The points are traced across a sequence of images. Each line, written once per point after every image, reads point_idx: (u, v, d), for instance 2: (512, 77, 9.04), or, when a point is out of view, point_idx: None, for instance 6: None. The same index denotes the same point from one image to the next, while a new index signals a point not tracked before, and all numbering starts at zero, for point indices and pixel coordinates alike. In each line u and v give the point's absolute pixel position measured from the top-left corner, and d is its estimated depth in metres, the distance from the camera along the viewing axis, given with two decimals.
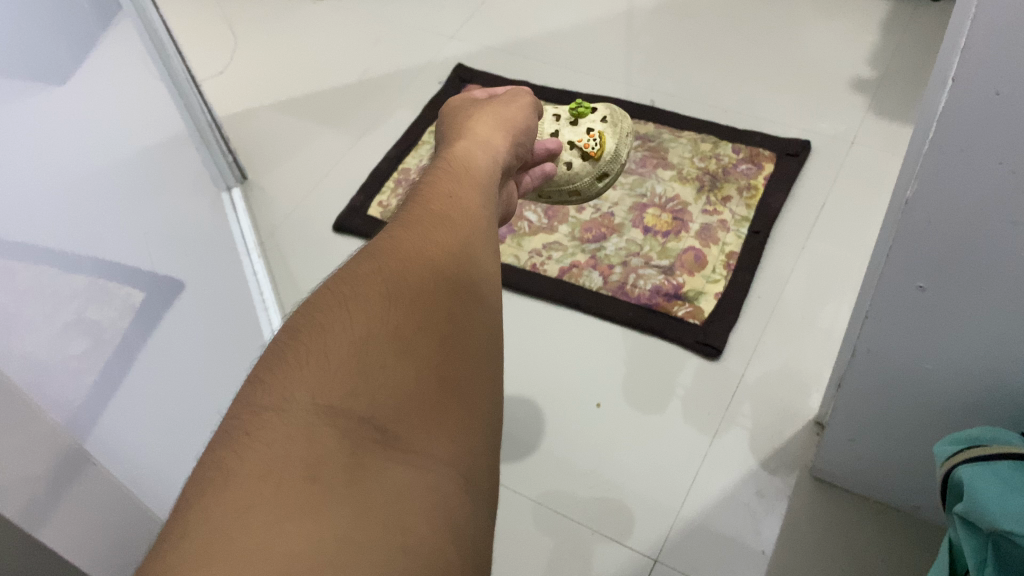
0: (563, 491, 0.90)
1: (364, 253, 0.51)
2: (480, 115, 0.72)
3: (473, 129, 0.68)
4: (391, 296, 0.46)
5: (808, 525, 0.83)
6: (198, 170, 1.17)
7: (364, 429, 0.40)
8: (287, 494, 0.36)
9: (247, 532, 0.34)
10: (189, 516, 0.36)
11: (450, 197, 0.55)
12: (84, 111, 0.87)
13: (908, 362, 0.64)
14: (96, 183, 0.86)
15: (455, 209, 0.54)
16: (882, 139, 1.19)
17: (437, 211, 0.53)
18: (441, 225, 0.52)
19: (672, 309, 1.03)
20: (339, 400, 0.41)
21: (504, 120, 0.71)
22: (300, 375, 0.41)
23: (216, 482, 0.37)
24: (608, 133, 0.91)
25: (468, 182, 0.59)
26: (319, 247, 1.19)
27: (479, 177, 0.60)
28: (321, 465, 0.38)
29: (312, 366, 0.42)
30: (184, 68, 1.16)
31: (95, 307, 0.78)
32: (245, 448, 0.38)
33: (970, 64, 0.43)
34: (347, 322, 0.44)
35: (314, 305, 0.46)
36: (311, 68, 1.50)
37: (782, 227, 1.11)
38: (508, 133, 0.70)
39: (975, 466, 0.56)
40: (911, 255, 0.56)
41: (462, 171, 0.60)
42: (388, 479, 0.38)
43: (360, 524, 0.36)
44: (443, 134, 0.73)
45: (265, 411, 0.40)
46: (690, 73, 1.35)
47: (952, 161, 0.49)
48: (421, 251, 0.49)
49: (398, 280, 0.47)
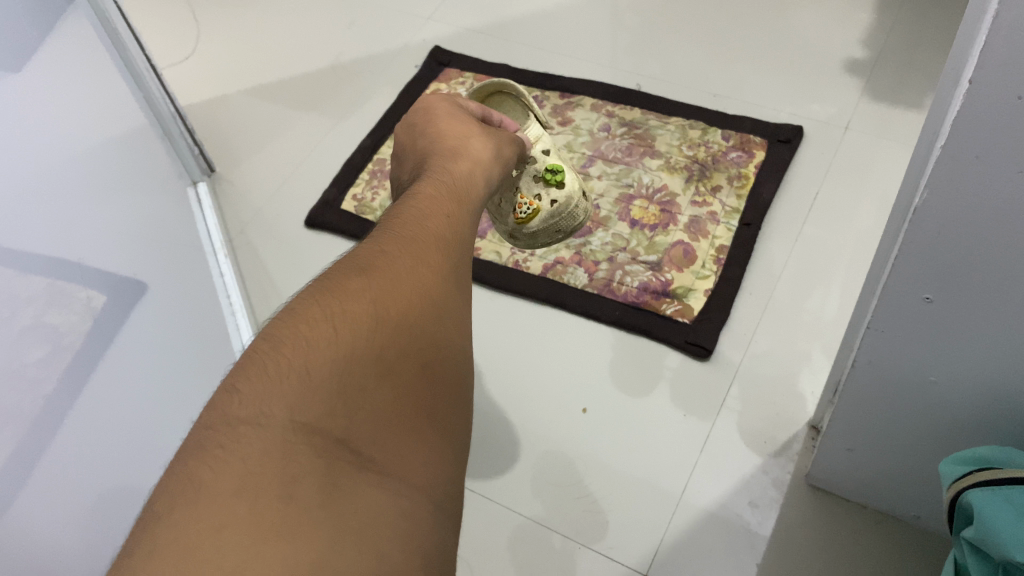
0: (549, 503, 0.87)
1: (344, 262, 0.48)
2: (469, 126, 0.69)
3: (470, 146, 0.66)
4: (379, 315, 0.43)
5: (804, 535, 0.80)
6: (162, 164, 1.12)
7: (341, 451, 0.38)
8: (263, 516, 0.34)
9: (224, 552, 0.32)
10: (155, 536, 0.33)
11: (447, 219, 0.54)
12: (39, 102, 0.82)
13: (912, 375, 0.61)
14: (55, 178, 0.81)
15: (446, 230, 0.53)
16: (875, 123, 1.15)
17: (428, 228, 0.52)
18: (432, 245, 0.50)
19: (661, 307, 0.99)
20: (318, 418, 0.38)
21: (492, 137, 0.70)
22: (278, 385, 0.38)
23: (186, 495, 0.34)
24: (548, 209, 0.84)
25: (461, 206, 0.58)
26: (291, 244, 1.15)
27: (471, 204, 0.60)
28: (295, 483, 0.36)
29: (293, 378, 0.39)
30: (143, 55, 1.09)
31: (55, 311, 0.72)
32: (216, 461, 0.35)
33: (990, 65, 0.39)
34: (333, 336, 0.41)
35: (294, 309, 0.42)
36: (282, 53, 1.44)
37: (774, 218, 1.07)
38: (496, 155, 0.68)
39: (985, 491, 0.52)
40: (918, 268, 0.52)
41: (460, 193, 0.59)
42: (363, 503, 0.37)
43: (337, 547, 0.35)
44: (418, 141, 0.68)
45: (238, 422, 0.37)
46: (677, 55, 1.31)
47: (966, 167, 0.44)
48: (412, 271, 0.47)
49: (388, 300, 0.44)
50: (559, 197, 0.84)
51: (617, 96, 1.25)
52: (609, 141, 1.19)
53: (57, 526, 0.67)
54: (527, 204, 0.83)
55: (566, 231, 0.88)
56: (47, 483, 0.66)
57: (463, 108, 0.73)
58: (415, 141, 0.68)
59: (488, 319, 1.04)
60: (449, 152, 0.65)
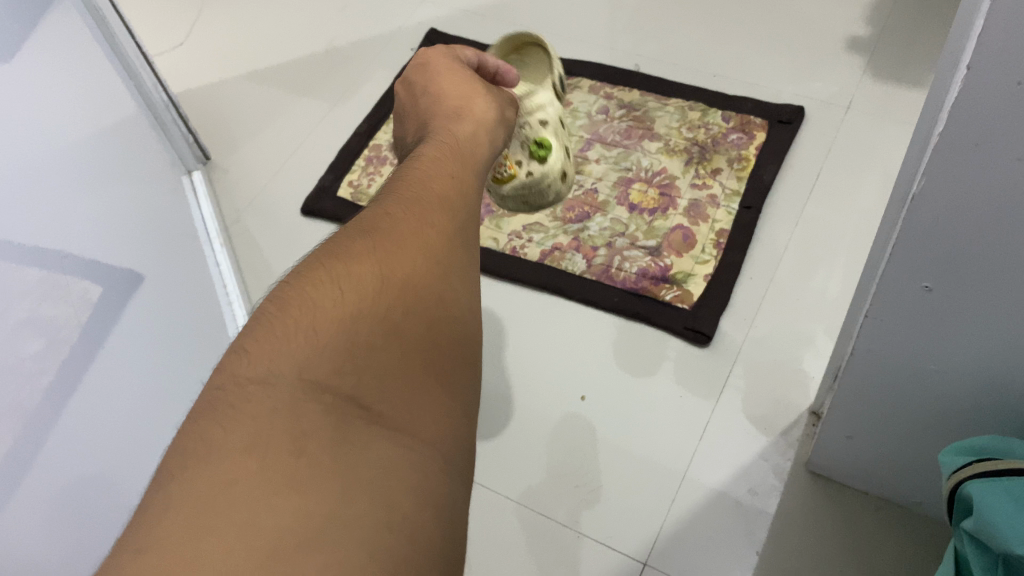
0: (546, 491, 0.86)
1: (350, 225, 0.46)
2: (475, 80, 0.65)
3: (473, 106, 0.63)
4: (386, 275, 0.42)
5: (804, 521, 0.80)
6: (155, 153, 1.11)
7: (350, 408, 0.38)
8: (272, 469, 0.34)
9: (232, 504, 0.32)
10: (166, 492, 0.33)
11: (451, 179, 0.52)
12: (30, 94, 0.81)
13: (912, 361, 0.60)
14: (50, 170, 0.80)
15: (452, 189, 0.51)
16: (878, 102, 1.13)
17: (434, 185, 0.50)
18: (436, 202, 0.49)
19: (660, 293, 0.98)
20: (325, 376, 0.38)
21: (498, 92, 0.66)
22: (285, 347, 0.38)
23: (198, 453, 0.34)
24: (520, 179, 0.82)
25: (466, 167, 0.55)
26: (288, 233, 1.14)
27: (475, 167, 0.57)
28: (305, 438, 0.35)
29: (300, 340, 0.38)
30: (134, 46, 1.08)
31: (52, 303, 0.71)
32: (228, 420, 0.35)
33: (988, 51, 0.37)
34: (338, 296, 0.40)
35: (300, 273, 0.42)
36: (276, 38, 1.42)
37: (776, 199, 1.06)
38: (501, 112, 0.65)
39: (985, 482, 0.51)
40: (918, 256, 0.51)
41: (463, 156, 0.57)
42: (374, 456, 0.36)
43: (350, 498, 0.34)
44: (420, 97, 0.65)
45: (248, 382, 0.37)
46: (676, 34, 1.29)
47: (965, 156, 0.43)
48: (416, 233, 0.45)
49: (394, 259, 0.43)
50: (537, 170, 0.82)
51: (615, 78, 1.24)
52: (607, 123, 1.18)
53: (55, 526, 0.66)
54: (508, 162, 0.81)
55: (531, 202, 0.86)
56: (46, 477, 0.65)
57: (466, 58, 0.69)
58: (416, 99, 0.65)
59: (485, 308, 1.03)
60: (451, 112, 0.61)
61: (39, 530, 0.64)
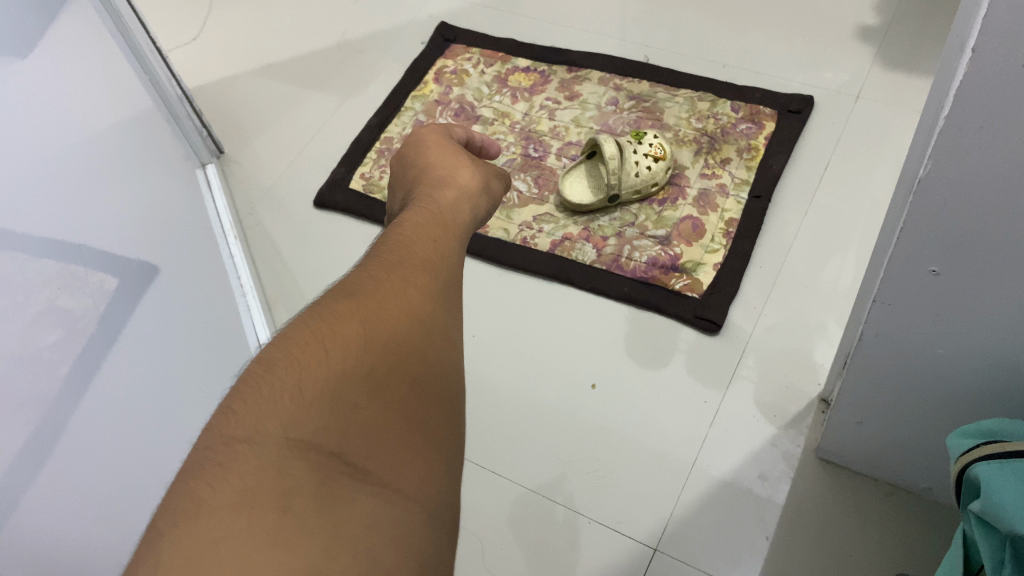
0: (558, 478, 0.87)
1: (334, 287, 0.48)
2: (460, 156, 0.69)
3: (457, 177, 0.65)
4: (369, 334, 0.43)
5: (815, 508, 0.80)
6: (170, 146, 1.12)
7: (335, 465, 0.38)
8: (257, 528, 0.34)
9: (220, 562, 0.33)
10: (159, 552, 0.33)
11: (434, 240, 0.54)
12: (48, 90, 0.82)
13: (920, 346, 0.60)
14: (67, 164, 0.82)
15: (434, 253, 0.52)
16: (888, 92, 1.13)
17: (416, 250, 0.51)
18: (418, 264, 0.50)
19: (670, 282, 0.99)
20: (312, 433, 0.39)
21: (480, 165, 0.69)
22: (273, 403, 0.39)
23: (187, 511, 0.34)
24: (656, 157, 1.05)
25: (445, 230, 0.56)
26: (301, 226, 1.15)
27: (459, 230, 0.59)
28: (291, 496, 0.36)
29: (287, 396, 0.39)
30: (148, 40, 1.09)
31: (69, 295, 0.72)
32: (216, 479, 0.36)
33: (991, 34, 0.38)
34: (324, 355, 0.41)
35: (287, 334, 0.43)
36: (288, 32, 1.43)
37: (785, 190, 1.06)
38: (484, 180, 0.68)
39: (992, 464, 0.52)
40: (924, 239, 0.51)
41: (446, 218, 0.58)
42: (361, 513, 0.37)
43: (333, 555, 0.35)
44: (409, 170, 0.68)
45: (235, 441, 0.37)
46: (686, 25, 1.29)
47: (971, 139, 0.43)
48: (401, 293, 0.47)
49: (377, 318, 0.45)
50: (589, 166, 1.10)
51: (624, 69, 1.24)
52: (617, 115, 1.18)
53: (83, 509, 0.67)
54: (649, 145, 1.05)
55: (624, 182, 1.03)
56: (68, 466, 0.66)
57: (451, 134, 0.75)
58: (406, 170, 0.69)
59: (496, 297, 1.03)
60: (434, 182, 0.64)
61: (67, 512, 0.65)
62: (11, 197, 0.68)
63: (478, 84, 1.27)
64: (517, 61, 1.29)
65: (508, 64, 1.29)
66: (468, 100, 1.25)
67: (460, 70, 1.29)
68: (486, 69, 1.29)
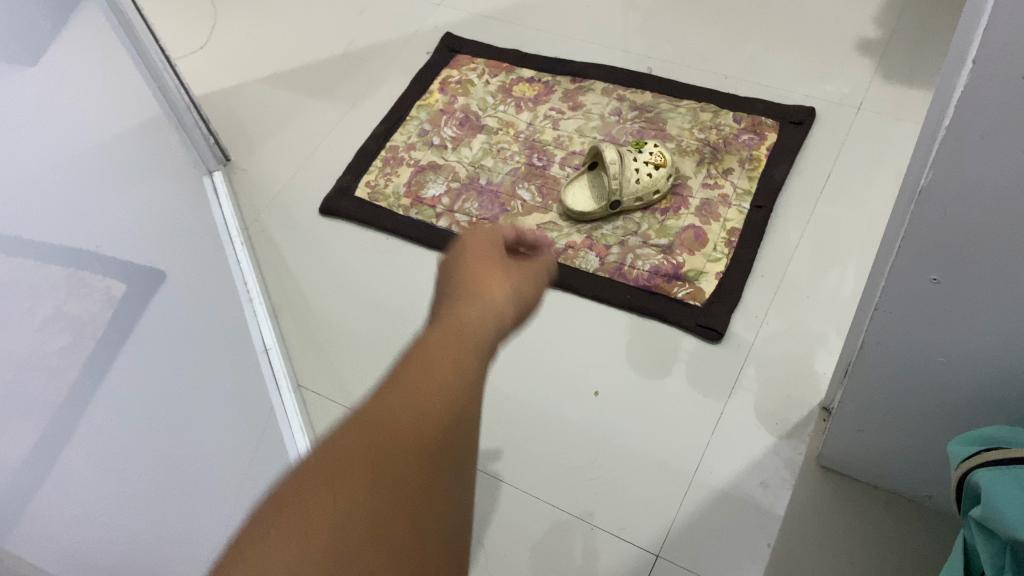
0: (561, 484, 0.88)
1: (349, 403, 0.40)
2: (499, 256, 0.57)
3: (489, 284, 0.53)
4: (382, 464, 0.35)
5: (816, 515, 0.81)
6: (178, 153, 1.13)
7: None
8: None
9: None
10: None
11: (465, 350, 0.44)
12: (58, 96, 0.83)
13: (921, 355, 0.61)
14: (78, 171, 0.83)
15: (466, 360, 0.43)
16: (889, 104, 1.15)
17: (443, 351, 0.43)
18: (447, 367, 0.41)
19: (672, 290, 0.99)
20: None
21: (524, 270, 0.57)
22: (265, 564, 0.31)
23: None
24: (658, 164, 1.05)
25: (473, 347, 0.45)
26: (307, 233, 1.16)
27: (489, 352, 0.46)
28: None
29: (292, 546, 0.32)
30: (157, 50, 1.11)
31: (76, 299, 0.72)
32: None
33: (993, 45, 0.39)
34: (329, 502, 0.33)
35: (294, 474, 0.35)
36: (295, 42, 1.44)
37: (787, 200, 1.07)
38: (524, 289, 0.55)
39: (993, 471, 0.53)
40: (925, 248, 0.52)
41: (472, 337, 0.46)
42: None
43: None
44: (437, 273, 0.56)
45: None
46: (689, 37, 1.30)
47: (973, 149, 0.44)
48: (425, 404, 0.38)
49: (394, 441, 0.36)
50: (591, 177, 1.11)
51: (628, 80, 1.25)
52: (620, 125, 1.19)
53: None
54: (649, 153, 1.06)
55: (626, 188, 1.04)
56: None
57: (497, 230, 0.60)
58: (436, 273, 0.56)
59: None
60: (464, 291, 0.52)
61: None
62: (24, 204, 0.69)
63: (483, 94, 1.28)
64: (522, 72, 1.30)
65: (513, 74, 1.30)
66: (473, 110, 1.26)
67: (465, 80, 1.30)
68: (490, 79, 1.30)
